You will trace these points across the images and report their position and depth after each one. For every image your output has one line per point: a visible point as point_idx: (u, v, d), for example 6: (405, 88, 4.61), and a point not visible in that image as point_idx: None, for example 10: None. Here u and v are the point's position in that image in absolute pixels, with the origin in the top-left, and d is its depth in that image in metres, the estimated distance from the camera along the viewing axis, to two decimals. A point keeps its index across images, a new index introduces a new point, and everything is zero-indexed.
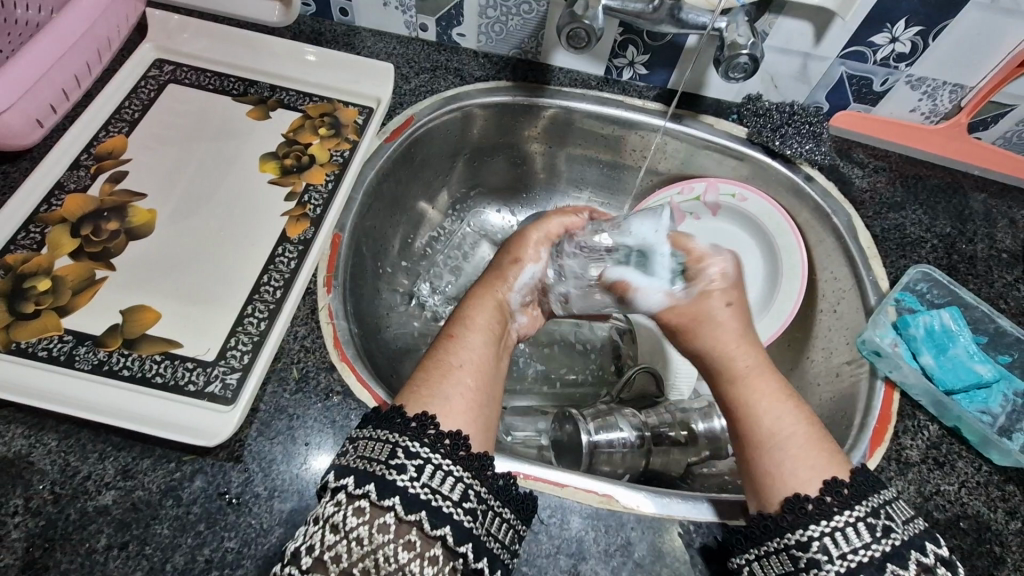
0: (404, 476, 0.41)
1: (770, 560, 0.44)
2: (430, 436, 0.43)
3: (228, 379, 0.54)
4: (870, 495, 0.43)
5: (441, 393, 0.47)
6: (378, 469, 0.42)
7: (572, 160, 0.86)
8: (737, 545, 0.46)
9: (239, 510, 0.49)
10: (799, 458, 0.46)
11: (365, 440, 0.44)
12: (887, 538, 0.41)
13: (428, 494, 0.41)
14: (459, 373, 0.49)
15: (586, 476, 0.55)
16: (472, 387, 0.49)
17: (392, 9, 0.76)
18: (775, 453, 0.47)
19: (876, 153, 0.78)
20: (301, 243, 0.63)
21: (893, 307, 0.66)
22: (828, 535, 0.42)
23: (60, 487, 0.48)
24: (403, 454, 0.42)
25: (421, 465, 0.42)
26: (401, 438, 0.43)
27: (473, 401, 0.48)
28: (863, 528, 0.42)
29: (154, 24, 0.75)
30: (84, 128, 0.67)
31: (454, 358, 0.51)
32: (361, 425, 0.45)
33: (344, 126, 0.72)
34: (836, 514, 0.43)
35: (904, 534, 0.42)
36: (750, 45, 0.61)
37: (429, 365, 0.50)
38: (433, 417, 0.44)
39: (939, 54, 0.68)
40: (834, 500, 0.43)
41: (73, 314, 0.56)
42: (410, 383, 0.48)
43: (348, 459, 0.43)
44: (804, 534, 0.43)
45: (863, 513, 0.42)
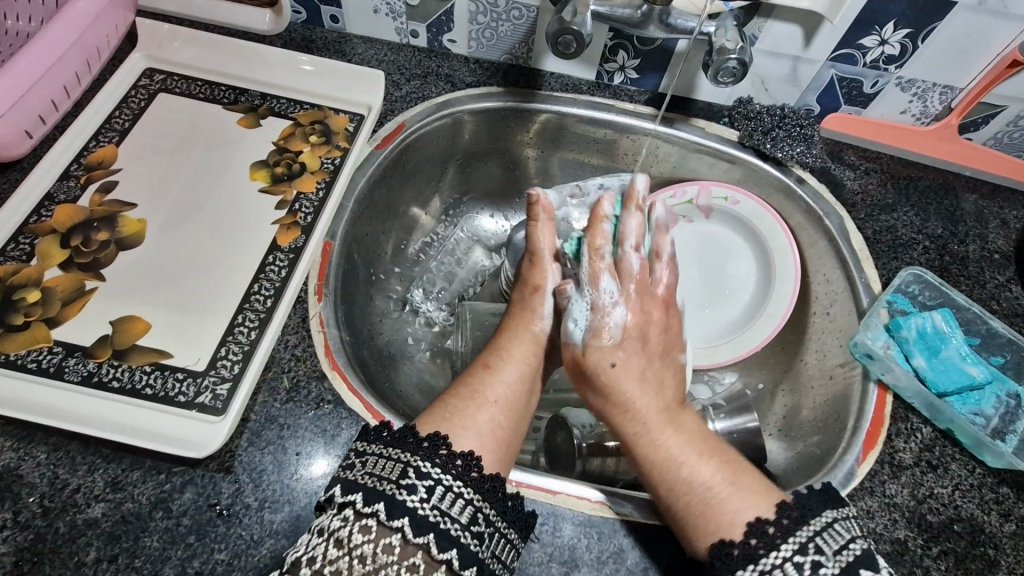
0: (415, 496, 0.41)
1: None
2: (441, 457, 0.44)
3: (218, 390, 0.54)
4: (798, 530, 0.43)
5: (471, 423, 0.49)
6: (389, 488, 0.42)
7: (565, 164, 0.86)
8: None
9: (230, 521, 0.49)
10: (726, 495, 0.48)
11: (373, 456, 0.44)
12: (816, 575, 0.41)
13: (438, 516, 0.41)
14: (490, 407, 0.52)
15: (577, 482, 0.54)
16: (501, 421, 0.51)
17: (382, 16, 0.76)
18: (697, 500, 0.48)
19: (868, 155, 0.78)
20: (291, 252, 0.63)
21: (885, 309, 0.67)
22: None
23: (49, 500, 0.48)
24: (415, 474, 0.42)
25: (432, 486, 0.42)
26: (412, 457, 0.43)
27: (497, 431, 0.50)
28: (812, 555, 0.42)
29: (144, 33, 0.75)
30: (74, 138, 0.67)
31: (487, 391, 0.53)
32: (370, 440, 0.45)
33: (335, 133, 0.72)
34: (780, 547, 0.43)
35: (836, 566, 0.41)
36: (739, 50, 0.61)
37: (458, 394, 0.52)
38: (446, 438, 0.45)
39: (929, 56, 0.68)
40: (776, 532, 0.44)
41: (62, 325, 0.56)
42: (438, 410, 0.50)
43: (356, 474, 0.43)
44: (753, 570, 0.43)
45: (790, 552, 0.43)
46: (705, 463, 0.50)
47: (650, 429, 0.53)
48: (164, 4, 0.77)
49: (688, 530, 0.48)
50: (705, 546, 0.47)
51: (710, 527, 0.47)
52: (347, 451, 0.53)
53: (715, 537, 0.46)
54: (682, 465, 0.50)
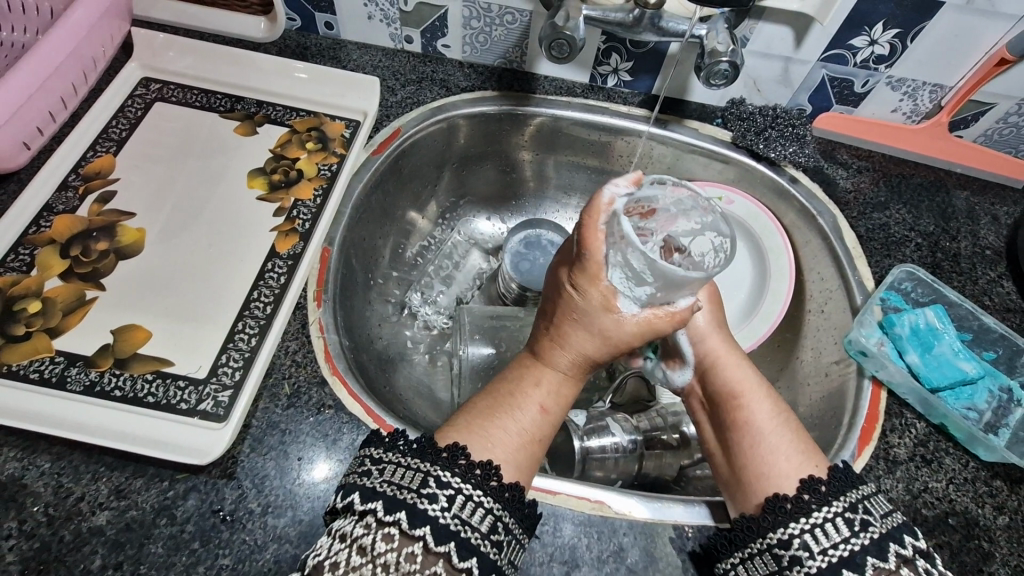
0: (435, 505, 0.42)
1: (755, 562, 0.46)
2: (462, 466, 0.44)
3: (220, 397, 0.54)
4: (847, 491, 0.45)
5: (508, 454, 0.47)
6: (409, 497, 0.42)
7: (560, 166, 0.87)
8: (723, 549, 0.48)
9: (234, 527, 0.49)
10: (786, 453, 0.50)
11: (390, 464, 0.44)
12: (864, 532, 0.43)
13: (459, 525, 0.42)
14: (523, 437, 0.49)
15: (577, 482, 0.55)
16: (534, 446, 0.50)
17: (376, 22, 0.77)
18: (755, 452, 0.51)
19: (860, 153, 0.79)
20: (290, 259, 0.63)
21: (879, 306, 0.67)
22: (808, 532, 0.44)
23: (54, 509, 0.49)
24: (436, 484, 0.43)
25: (453, 495, 0.43)
26: (432, 467, 0.44)
27: (529, 457, 0.49)
28: (841, 523, 0.44)
29: (139, 43, 0.75)
30: (72, 148, 0.68)
31: (522, 417, 0.50)
32: (387, 448, 0.46)
33: (332, 140, 0.72)
34: (814, 511, 0.45)
35: (881, 527, 0.43)
36: (730, 52, 0.62)
37: (496, 417, 0.50)
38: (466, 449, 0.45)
39: (918, 56, 0.69)
40: (810, 498, 0.46)
41: (63, 335, 0.56)
42: (475, 429, 0.48)
43: (375, 482, 0.43)
44: (785, 533, 0.45)
45: (841, 508, 0.44)
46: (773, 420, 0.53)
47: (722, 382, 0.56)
48: (158, 13, 0.77)
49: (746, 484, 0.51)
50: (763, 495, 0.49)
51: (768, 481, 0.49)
52: (348, 455, 0.53)
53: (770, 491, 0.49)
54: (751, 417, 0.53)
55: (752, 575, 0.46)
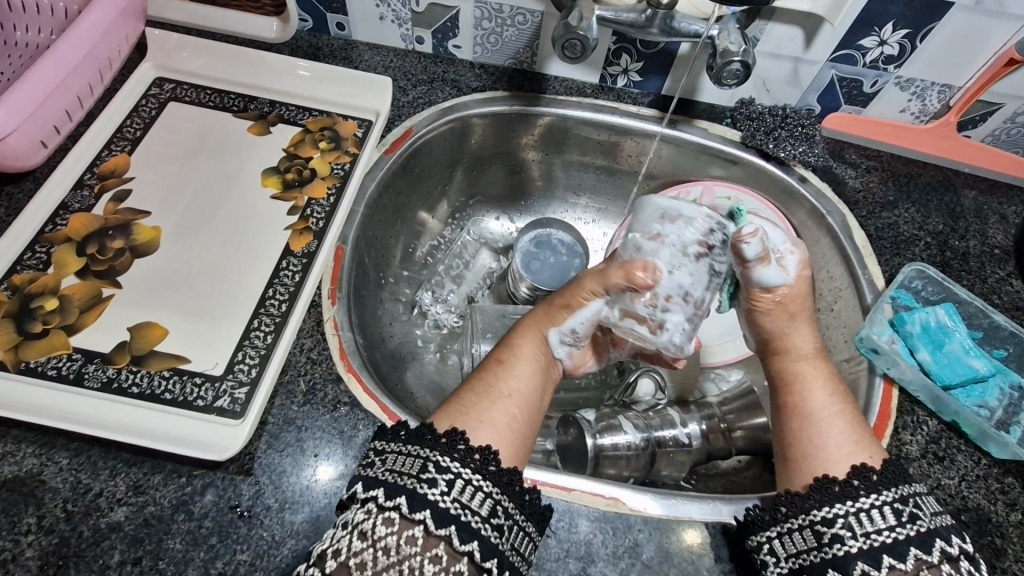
0: (435, 489, 0.42)
1: (794, 536, 0.46)
2: (459, 451, 0.44)
3: (236, 394, 0.55)
4: (898, 484, 0.46)
5: (489, 419, 0.49)
6: (409, 482, 0.42)
7: (569, 166, 0.87)
8: (760, 521, 0.47)
9: (251, 523, 0.50)
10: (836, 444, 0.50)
11: (393, 453, 0.45)
12: (912, 523, 0.43)
13: (458, 509, 0.42)
14: (504, 402, 0.52)
15: (591, 479, 0.56)
16: (518, 416, 0.51)
17: (388, 23, 0.77)
18: (811, 431, 0.51)
19: (868, 153, 0.79)
20: (304, 257, 0.63)
21: (889, 304, 0.67)
22: (852, 514, 0.44)
23: (73, 504, 0.49)
24: (435, 468, 0.43)
25: (452, 480, 0.43)
26: (431, 453, 0.44)
27: (514, 426, 0.50)
28: (888, 512, 0.44)
29: (153, 43, 0.76)
30: (87, 147, 0.68)
31: (503, 385, 0.53)
32: (389, 439, 0.46)
33: (344, 139, 0.73)
34: (862, 496, 0.45)
35: (929, 523, 0.44)
36: (742, 52, 0.62)
37: (474, 390, 0.52)
38: (462, 433, 0.46)
39: (927, 56, 0.70)
40: (860, 484, 0.46)
41: (80, 332, 0.57)
42: (455, 404, 0.51)
43: (377, 471, 0.44)
44: (830, 511, 0.45)
45: (891, 498, 0.45)
46: (834, 403, 0.53)
47: (792, 366, 0.56)
48: (171, 14, 0.78)
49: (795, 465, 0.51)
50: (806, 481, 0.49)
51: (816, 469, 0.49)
52: (364, 452, 0.54)
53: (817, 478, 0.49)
54: (814, 401, 0.53)
55: (788, 547, 0.46)
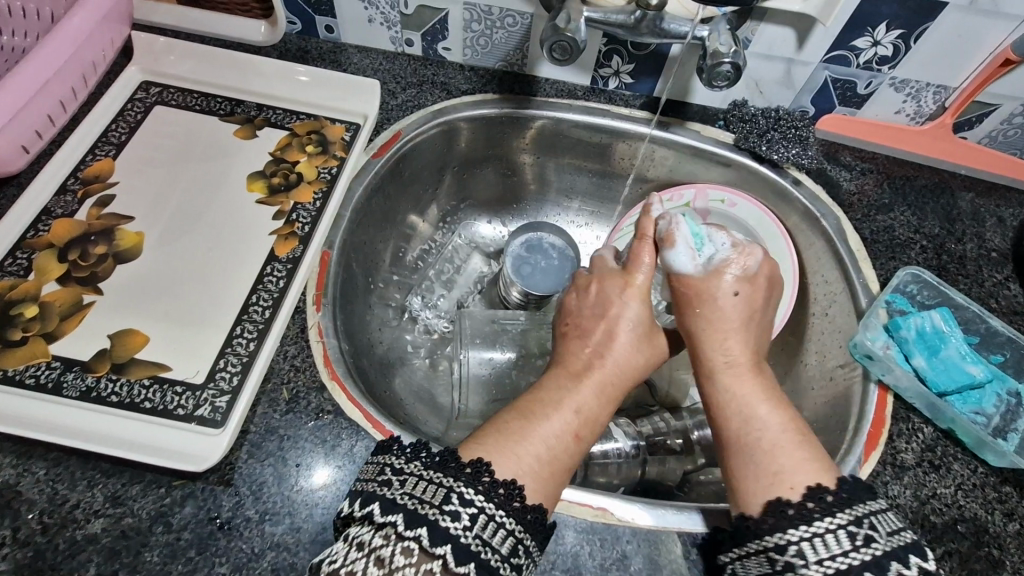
0: (457, 523, 0.41)
1: (752, 561, 0.45)
2: (483, 484, 0.43)
3: (217, 402, 0.54)
4: (854, 504, 0.44)
5: (529, 455, 0.47)
6: (430, 512, 0.41)
7: (562, 169, 0.86)
8: (723, 543, 0.48)
9: (231, 535, 0.49)
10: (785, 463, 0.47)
11: (412, 476, 0.44)
12: (867, 547, 0.42)
13: (479, 546, 0.41)
14: (545, 443, 0.48)
15: (579, 488, 0.54)
16: (553, 457, 0.48)
17: (377, 25, 0.76)
18: (753, 448, 0.49)
19: (863, 155, 0.78)
20: (289, 262, 0.63)
21: (885, 309, 0.66)
22: (807, 540, 0.43)
23: (49, 516, 0.48)
24: (458, 501, 0.42)
25: (475, 514, 0.42)
26: (454, 483, 0.43)
27: (551, 468, 0.48)
28: (843, 535, 0.43)
29: (139, 47, 0.75)
30: (71, 152, 0.67)
31: (545, 425, 0.49)
32: (414, 461, 0.45)
33: (332, 143, 0.72)
34: (816, 521, 0.44)
35: (885, 545, 0.42)
36: (732, 54, 0.61)
37: (517, 422, 0.50)
38: (490, 466, 0.44)
39: (921, 57, 0.69)
40: (814, 506, 0.44)
41: (60, 340, 0.56)
42: (490, 435, 0.48)
43: (394, 494, 0.42)
44: (784, 538, 0.44)
45: (845, 521, 0.43)
46: (778, 419, 0.50)
47: (716, 374, 0.53)
48: (159, 17, 0.77)
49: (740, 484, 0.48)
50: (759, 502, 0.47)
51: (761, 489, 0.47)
52: (347, 461, 0.53)
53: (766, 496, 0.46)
54: (750, 414, 0.50)
55: (749, 572, 0.46)
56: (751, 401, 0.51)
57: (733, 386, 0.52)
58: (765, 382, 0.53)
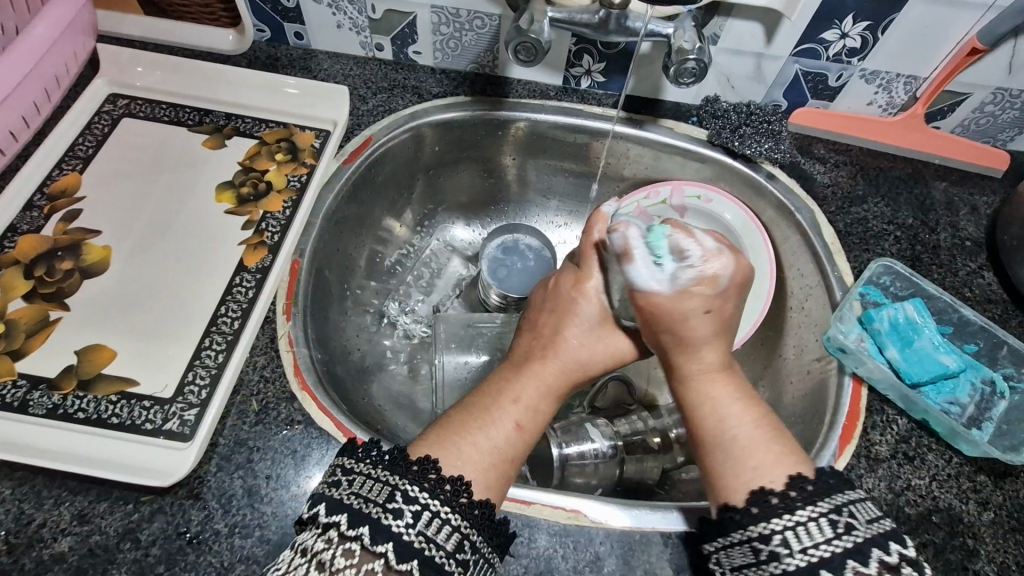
0: (399, 521, 0.41)
1: (735, 550, 0.44)
2: (430, 481, 0.43)
3: (185, 416, 0.53)
4: (833, 493, 0.43)
5: (474, 455, 0.47)
6: (373, 511, 0.41)
7: (538, 170, 0.86)
8: (708, 531, 0.46)
9: (200, 549, 0.48)
10: (756, 454, 0.46)
11: (361, 476, 0.43)
12: (848, 535, 0.41)
13: (422, 543, 0.40)
14: (496, 440, 0.49)
15: (553, 491, 0.54)
16: (503, 454, 0.49)
17: (346, 31, 0.76)
18: (722, 441, 0.48)
19: (837, 148, 0.78)
20: (259, 272, 0.62)
21: (858, 301, 0.66)
22: (790, 529, 0.42)
23: (15, 536, 0.48)
24: (402, 498, 0.42)
25: (419, 511, 0.41)
26: (400, 480, 0.42)
27: (499, 466, 0.48)
28: (825, 524, 0.41)
29: (106, 59, 0.75)
30: (37, 167, 0.67)
31: (495, 422, 0.50)
32: (358, 459, 0.45)
33: (302, 150, 0.72)
34: (799, 509, 0.42)
35: (867, 533, 0.41)
36: (696, 50, 0.61)
37: (463, 421, 0.50)
38: (436, 462, 0.44)
39: (890, 48, 0.69)
40: (797, 496, 0.43)
41: (27, 357, 0.55)
42: (440, 436, 0.48)
43: (342, 494, 0.42)
44: (767, 527, 0.43)
45: (825, 509, 0.42)
46: (747, 410, 0.49)
47: (690, 379, 0.51)
48: (126, 29, 0.77)
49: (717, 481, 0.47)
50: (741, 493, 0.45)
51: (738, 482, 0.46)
52: (318, 470, 0.52)
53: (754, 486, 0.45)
54: (718, 413, 0.49)
55: (731, 563, 0.44)
56: (716, 390, 0.50)
57: (705, 386, 0.51)
58: (737, 378, 0.52)
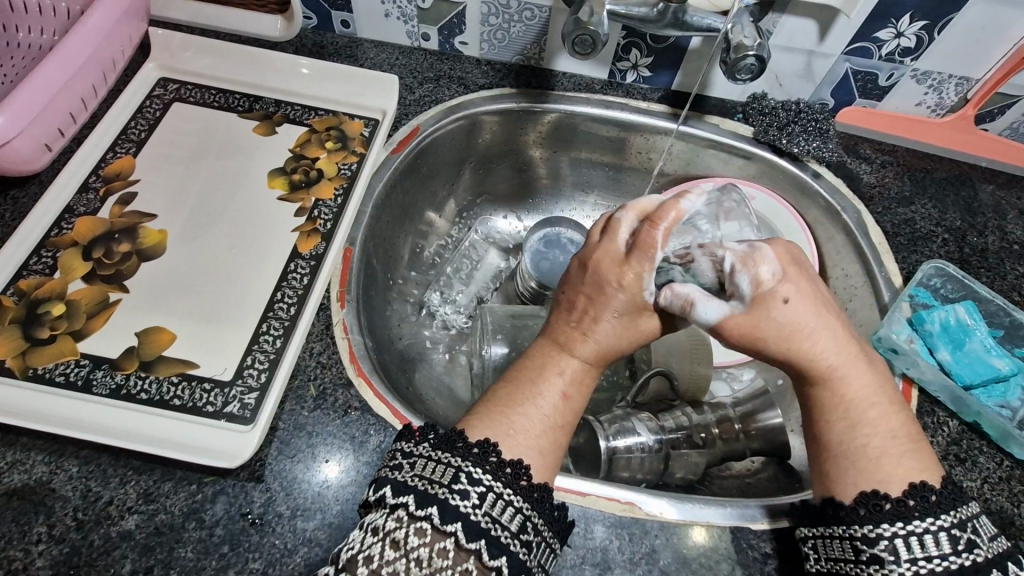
0: (467, 502, 0.41)
1: (834, 543, 0.45)
2: (492, 463, 0.43)
3: (246, 399, 0.54)
4: (959, 506, 0.43)
5: (531, 442, 0.46)
6: (441, 492, 0.42)
7: (578, 164, 0.86)
8: (808, 517, 0.48)
9: (263, 530, 0.49)
10: (892, 455, 0.46)
11: (422, 458, 0.44)
12: (967, 552, 0.42)
13: (489, 523, 0.41)
14: (546, 422, 0.48)
15: (607, 483, 0.55)
16: (549, 429, 0.48)
17: (393, 20, 0.76)
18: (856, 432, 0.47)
19: (883, 148, 0.78)
20: (312, 259, 0.63)
21: (908, 302, 0.66)
22: (901, 537, 0.43)
23: (83, 513, 0.48)
24: (466, 480, 0.42)
25: (484, 493, 0.42)
26: (463, 462, 0.43)
27: (552, 443, 0.48)
28: (945, 537, 0.42)
29: (156, 43, 0.75)
30: (92, 150, 0.67)
31: (543, 401, 0.49)
32: (416, 442, 0.45)
33: (351, 139, 0.72)
34: (917, 519, 0.43)
35: (987, 551, 0.42)
36: (756, 46, 0.61)
37: (510, 402, 0.49)
38: (496, 445, 0.44)
39: (944, 49, 0.68)
40: (916, 504, 0.43)
41: (88, 338, 0.56)
42: (486, 413, 0.48)
43: (406, 476, 0.43)
44: (875, 531, 0.43)
45: (949, 522, 0.42)
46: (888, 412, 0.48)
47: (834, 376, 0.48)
48: (175, 13, 0.77)
49: (830, 478, 0.47)
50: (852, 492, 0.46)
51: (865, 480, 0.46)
52: (376, 457, 0.53)
53: (867, 487, 0.45)
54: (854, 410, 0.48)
55: (829, 552, 0.46)
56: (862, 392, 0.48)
57: (840, 389, 0.48)
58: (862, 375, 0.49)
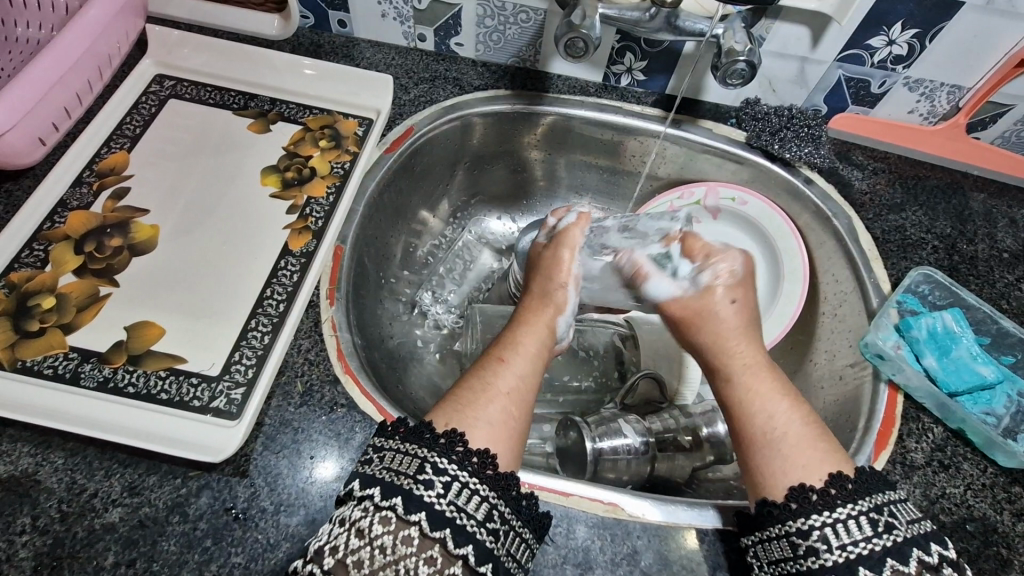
0: (431, 491, 0.41)
1: (772, 545, 0.45)
2: (458, 453, 0.44)
3: (232, 395, 0.54)
4: (874, 492, 0.44)
5: (482, 414, 0.48)
6: (406, 482, 0.42)
7: (572, 166, 0.86)
8: (745, 524, 0.48)
9: (246, 525, 0.49)
10: (804, 450, 0.47)
11: (391, 451, 0.44)
12: (888, 533, 0.42)
13: (453, 512, 0.41)
14: (501, 398, 0.50)
15: (591, 483, 0.55)
16: (509, 410, 0.49)
17: (390, 20, 0.76)
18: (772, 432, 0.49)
19: (875, 155, 0.78)
20: (302, 256, 0.63)
21: (896, 309, 0.66)
22: (829, 526, 0.43)
23: (67, 505, 0.49)
24: (432, 469, 0.42)
25: (449, 482, 0.42)
26: (429, 453, 0.43)
27: (508, 422, 0.48)
28: (865, 521, 0.42)
29: (153, 40, 0.76)
30: (86, 145, 0.68)
31: (498, 382, 0.51)
32: (387, 436, 0.45)
33: (344, 138, 0.72)
34: (839, 507, 0.43)
35: (906, 532, 0.42)
36: (747, 51, 0.61)
37: (468, 386, 0.51)
38: (463, 435, 0.45)
39: (936, 57, 0.69)
40: (837, 493, 0.44)
41: (77, 331, 0.56)
42: (452, 401, 0.49)
43: (375, 469, 0.43)
44: (807, 523, 0.44)
45: (867, 507, 0.43)
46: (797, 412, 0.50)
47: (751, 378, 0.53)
48: (173, 11, 0.77)
49: (761, 478, 0.48)
50: (783, 488, 0.46)
51: (787, 471, 0.47)
52: (360, 454, 0.53)
53: (793, 481, 0.46)
54: (769, 410, 0.50)
55: (770, 555, 0.45)
56: (768, 392, 0.51)
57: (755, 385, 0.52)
58: (783, 379, 0.53)
